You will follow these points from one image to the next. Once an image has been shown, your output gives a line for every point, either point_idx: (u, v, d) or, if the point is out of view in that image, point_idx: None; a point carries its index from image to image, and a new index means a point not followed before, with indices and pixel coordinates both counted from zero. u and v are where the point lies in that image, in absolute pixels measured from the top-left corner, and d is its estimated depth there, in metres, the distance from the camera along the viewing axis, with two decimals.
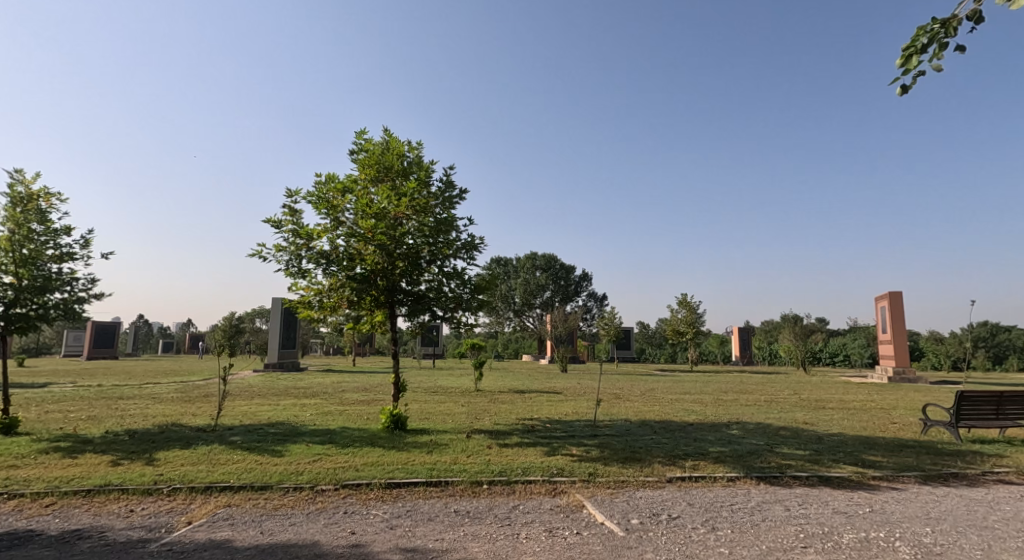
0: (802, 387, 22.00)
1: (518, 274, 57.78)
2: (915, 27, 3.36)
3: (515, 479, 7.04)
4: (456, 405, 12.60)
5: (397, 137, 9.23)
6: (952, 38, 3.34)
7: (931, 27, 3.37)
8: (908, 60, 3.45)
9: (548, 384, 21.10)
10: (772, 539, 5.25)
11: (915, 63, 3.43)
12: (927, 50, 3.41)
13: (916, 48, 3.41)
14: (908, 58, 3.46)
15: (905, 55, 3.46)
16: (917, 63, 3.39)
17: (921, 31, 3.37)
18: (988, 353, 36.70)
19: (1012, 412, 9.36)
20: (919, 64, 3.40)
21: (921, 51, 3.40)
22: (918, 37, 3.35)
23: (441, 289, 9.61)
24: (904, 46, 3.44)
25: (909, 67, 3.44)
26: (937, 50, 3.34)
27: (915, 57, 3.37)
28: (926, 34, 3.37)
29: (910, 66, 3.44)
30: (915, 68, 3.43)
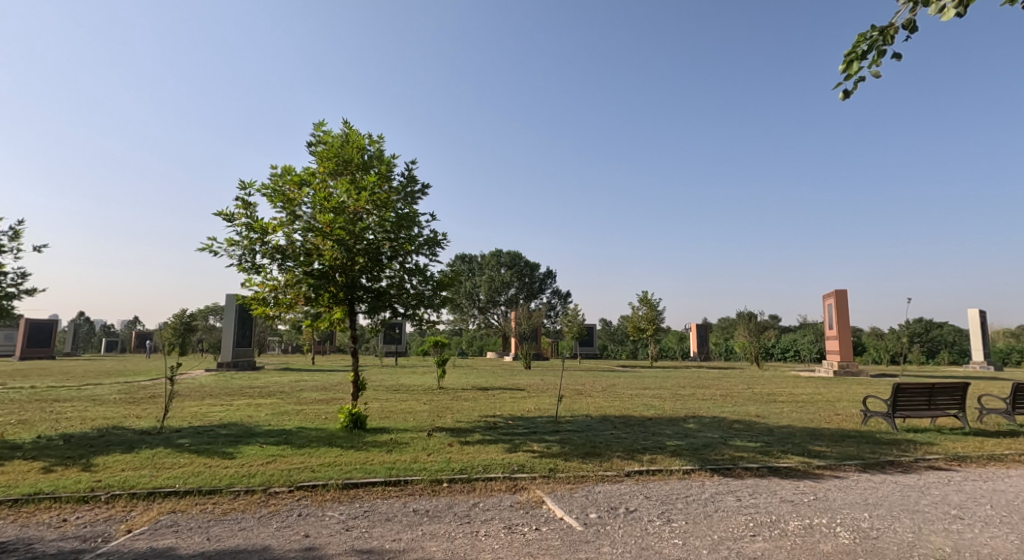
0: (756, 382, 22.72)
1: (482, 272, 57.90)
2: (856, 33, 3.50)
3: (475, 476, 7.03)
4: (418, 404, 12.48)
5: (357, 129, 9.07)
6: (891, 45, 3.50)
7: (871, 34, 3.53)
8: (850, 65, 3.61)
9: (512, 382, 21.14)
10: (723, 529, 5.42)
11: (855, 69, 3.59)
12: (867, 56, 3.57)
13: (856, 54, 3.57)
14: (849, 63, 3.61)
15: (847, 61, 3.61)
16: (857, 68, 3.55)
17: (861, 37, 3.53)
18: (922, 347, 38.69)
19: (943, 402, 9.91)
20: (859, 70, 3.56)
21: (861, 58, 3.56)
22: (859, 43, 3.50)
23: (403, 285, 9.51)
24: (846, 52, 3.58)
25: (850, 73, 3.60)
26: (876, 57, 3.51)
27: (855, 64, 3.52)
28: (867, 41, 3.52)
29: (851, 71, 3.60)
30: (856, 73, 3.59)
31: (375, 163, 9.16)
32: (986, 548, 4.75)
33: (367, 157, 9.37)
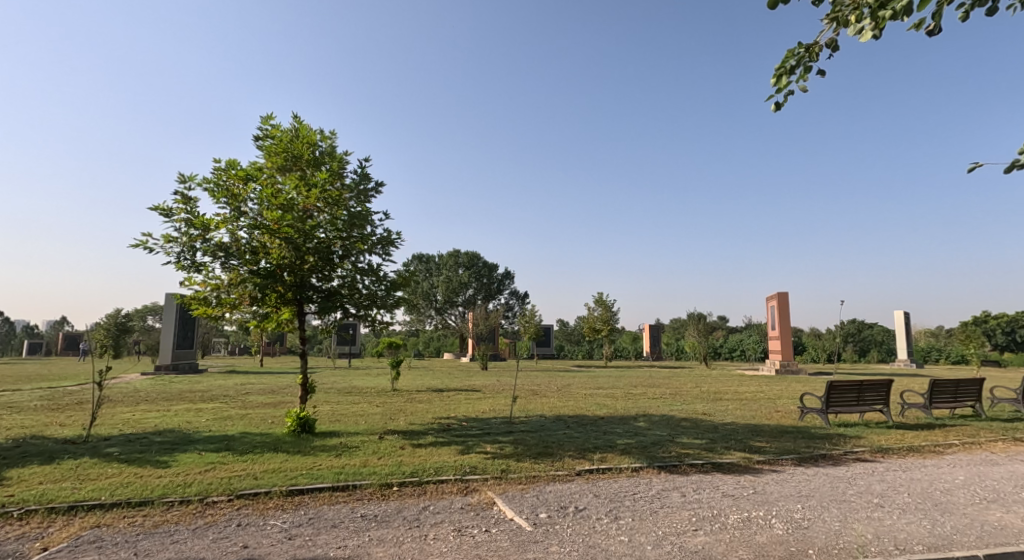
0: (703, 380, 23.56)
1: (440, 272, 57.40)
2: (786, 49, 3.74)
3: (426, 479, 6.98)
4: (370, 406, 12.28)
5: (308, 124, 8.81)
6: (817, 61, 3.76)
7: (797, 51, 3.80)
8: (779, 79, 3.80)
9: (467, 383, 21.01)
10: (668, 524, 5.57)
11: (784, 83, 3.80)
12: (794, 72, 3.83)
13: (785, 68, 3.79)
14: (778, 77, 3.81)
15: (777, 74, 3.79)
16: (786, 83, 3.76)
17: (790, 53, 3.78)
18: (855, 346, 41.00)
19: (871, 398, 10.49)
20: (788, 84, 3.78)
21: (790, 72, 3.80)
22: (788, 59, 3.72)
23: (356, 285, 9.31)
24: (777, 65, 3.77)
25: (780, 86, 3.80)
26: (803, 72, 3.77)
27: (785, 78, 3.73)
28: (795, 57, 3.79)
29: (780, 85, 3.82)
30: (785, 87, 3.81)
31: (326, 160, 8.94)
32: (902, 533, 5.06)
33: (318, 152, 9.13)
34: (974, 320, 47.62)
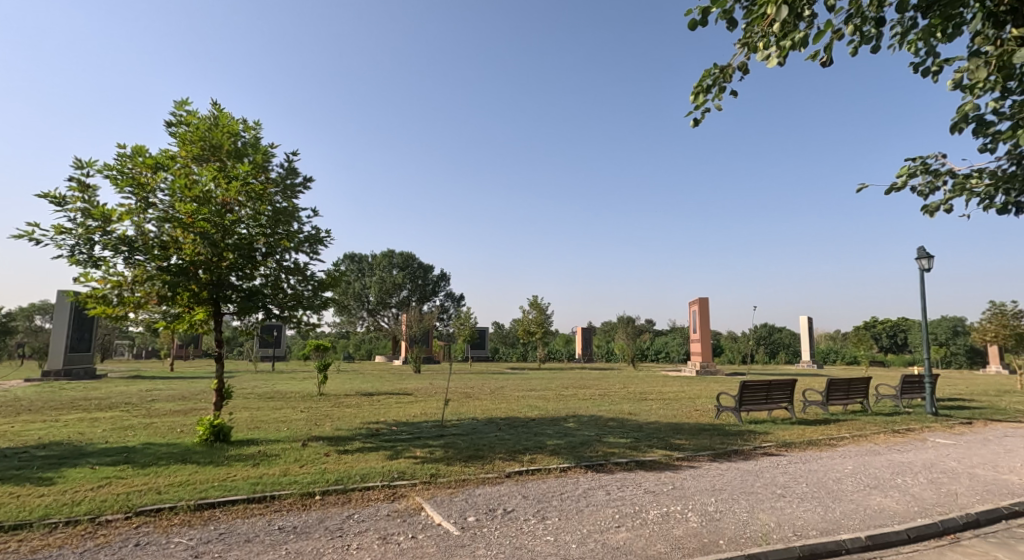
0: (630, 381, 24.54)
1: (372, 272, 56.05)
2: (703, 70, 4.26)
3: (351, 487, 6.84)
4: (294, 411, 11.86)
5: (228, 112, 8.39)
6: (728, 83, 4.29)
7: (714, 72, 4.31)
8: (698, 97, 4.37)
9: (399, 386, 20.67)
10: (592, 522, 5.76)
11: (702, 100, 4.37)
12: (710, 90, 4.36)
13: (703, 87, 4.34)
14: (698, 94, 4.38)
15: (695, 92, 4.37)
16: (704, 101, 4.35)
17: (707, 74, 4.29)
18: (766, 348, 43.78)
19: (778, 396, 11.26)
20: (705, 102, 4.36)
21: (706, 91, 4.35)
22: (705, 80, 4.27)
23: (280, 284, 8.96)
24: (695, 85, 4.34)
25: (699, 103, 4.39)
26: (717, 92, 4.31)
27: (701, 97, 4.31)
28: (711, 77, 4.30)
29: (698, 102, 4.39)
30: (702, 104, 4.38)
31: (249, 151, 8.58)
32: (799, 520, 5.49)
33: (240, 143, 8.74)
34: (865, 325, 52.15)
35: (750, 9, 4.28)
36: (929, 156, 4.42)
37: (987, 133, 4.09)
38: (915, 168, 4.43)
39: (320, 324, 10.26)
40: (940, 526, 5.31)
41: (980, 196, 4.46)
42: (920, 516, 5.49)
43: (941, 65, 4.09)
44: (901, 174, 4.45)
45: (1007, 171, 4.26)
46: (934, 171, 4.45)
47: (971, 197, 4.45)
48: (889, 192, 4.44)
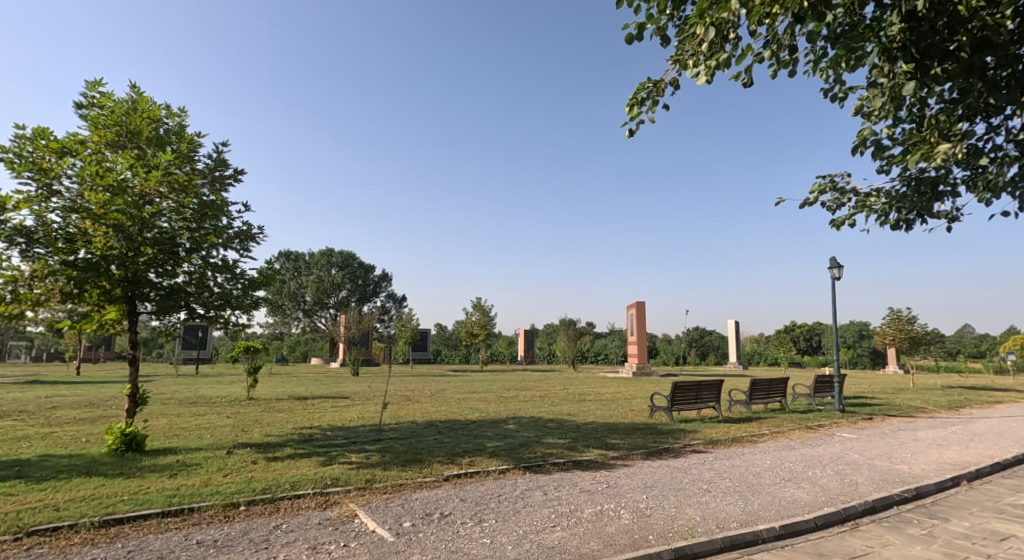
0: (569, 382, 24.98)
1: (309, 271, 54.31)
2: (637, 84, 4.43)
3: (280, 495, 6.61)
4: (220, 417, 11.33)
5: (149, 97, 7.91)
6: (661, 96, 4.48)
7: (648, 85, 4.48)
8: (632, 109, 4.55)
9: (335, 390, 20.12)
10: (529, 523, 5.82)
11: (636, 112, 4.55)
12: (644, 103, 4.54)
13: (637, 100, 4.50)
14: (632, 106, 4.55)
15: (630, 104, 4.54)
16: (638, 113, 4.53)
17: (641, 87, 4.45)
18: (697, 350, 45.60)
19: (708, 396, 11.78)
20: (639, 114, 4.54)
21: (640, 104, 4.52)
22: (639, 93, 4.44)
23: (205, 282, 8.55)
24: (630, 97, 4.52)
25: (633, 115, 4.56)
26: (650, 105, 4.49)
27: (636, 110, 4.48)
28: (645, 91, 4.47)
29: (633, 114, 4.56)
30: (637, 116, 4.56)
31: (172, 139, 8.13)
32: (722, 513, 5.76)
33: (163, 129, 8.26)
34: (786, 328, 55.31)
35: (680, 27, 4.48)
36: (836, 175, 4.75)
37: (882, 157, 4.46)
38: (825, 186, 4.76)
39: (249, 324, 9.87)
40: (843, 513, 5.72)
41: (877, 213, 4.91)
42: (828, 505, 5.89)
43: (846, 92, 4.42)
44: (813, 191, 4.75)
45: (899, 192, 4.69)
46: (840, 189, 4.82)
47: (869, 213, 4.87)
48: (802, 207, 4.74)
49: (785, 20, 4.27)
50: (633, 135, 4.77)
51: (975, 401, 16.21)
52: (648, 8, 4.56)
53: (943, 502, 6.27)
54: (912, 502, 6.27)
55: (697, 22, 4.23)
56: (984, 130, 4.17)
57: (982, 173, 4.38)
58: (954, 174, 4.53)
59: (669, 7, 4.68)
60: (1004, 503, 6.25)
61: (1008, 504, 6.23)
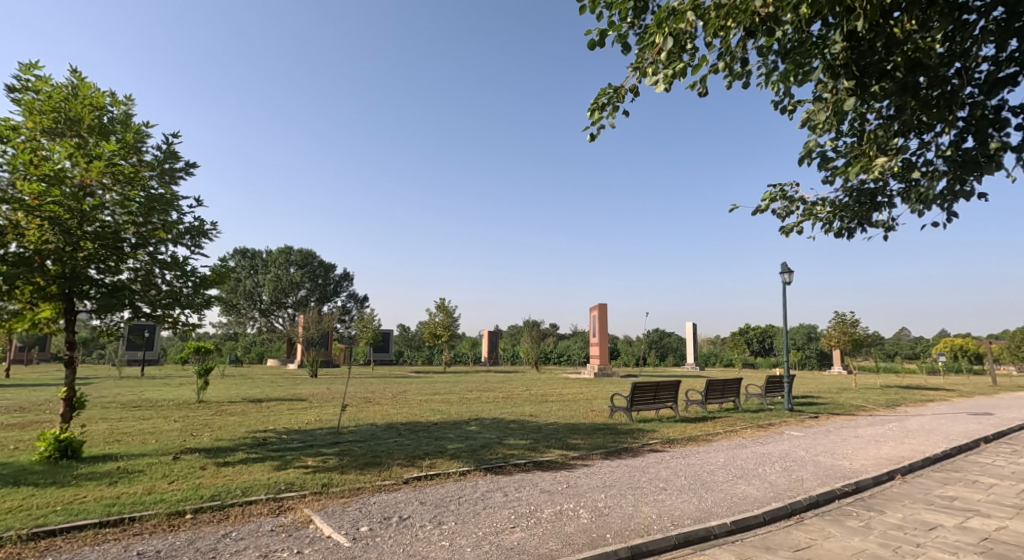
0: (532, 383, 25.01)
1: (266, 270, 52.83)
2: (598, 90, 4.68)
3: (230, 502, 6.37)
4: (167, 421, 10.85)
5: (91, 83, 7.50)
6: (621, 103, 4.69)
7: (609, 91, 4.73)
8: (593, 114, 4.78)
9: (292, 392, 19.59)
10: (488, 524, 5.76)
11: (597, 117, 4.78)
12: (605, 109, 4.79)
13: (598, 105, 4.76)
14: (593, 112, 4.79)
15: (591, 109, 4.78)
16: (598, 117, 4.76)
17: (602, 93, 4.71)
18: (657, 351, 46.40)
19: (666, 396, 11.98)
20: (600, 118, 4.76)
21: (601, 109, 4.76)
22: (600, 99, 4.69)
23: (152, 280, 8.19)
24: (591, 103, 4.75)
25: (594, 119, 4.79)
26: (610, 110, 4.74)
27: (596, 114, 4.71)
28: (605, 96, 4.72)
29: (594, 118, 4.79)
30: (598, 121, 4.78)
31: (117, 128, 7.72)
32: (677, 510, 5.85)
33: (107, 118, 7.85)
34: (741, 330, 56.88)
35: (641, 36, 4.60)
36: (786, 184, 5.15)
37: (827, 168, 4.78)
38: (776, 194, 5.16)
39: (201, 324, 9.50)
40: (790, 508, 5.88)
41: (822, 221, 5.17)
42: (776, 500, 6.05)
43: (795, 105, 4.83)
44: (764, 200, 5.12)
45: (842, 202, 4.94)
46: (790, 198, 5.18)
47: (815, 221, 5.15)
48: (753, 214, 5.07)
49: (738, 34, 4.44)
50: (595, 138, 5.02)
51: (912, 400, 17.02)
52: (611, 16, 4.67)
53: (880, 495, 6.53)
54: (853, 496, 6.50)
55: (656, 32, 4.35)
56: (918, 146, 4.38)
57: (915, 187, 4.60)
58: (891, 186, 4.77)
59: (631, 16, 4.75)
60: (935, 495, 6.56)
61: (938, 495, 6.54)
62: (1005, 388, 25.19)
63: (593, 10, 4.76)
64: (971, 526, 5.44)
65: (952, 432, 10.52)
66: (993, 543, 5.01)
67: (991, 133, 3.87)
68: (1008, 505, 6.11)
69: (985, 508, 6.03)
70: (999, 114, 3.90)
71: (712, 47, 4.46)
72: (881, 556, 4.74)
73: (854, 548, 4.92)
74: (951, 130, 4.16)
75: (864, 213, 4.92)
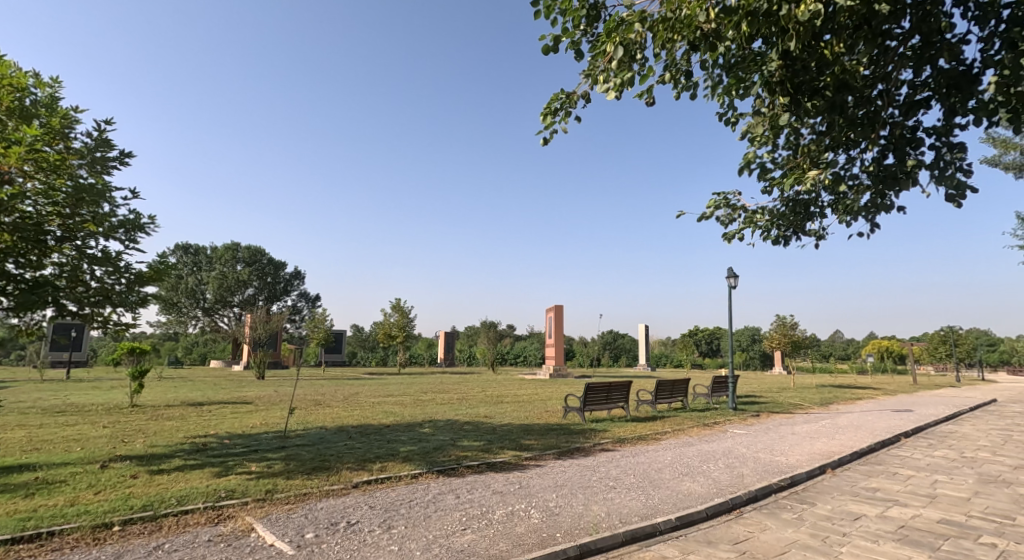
0: (488, 384, 24.90)
1: (211, 267, 50.75)
2: (551, 95, 4.72)
3: (164, 512, 6.00)
4: (96, 427, 10.19)
5: (11, 62, 6.92)
6: (573, 109, 4.75)
7: (561, 96, 4.78)
8: (545, 118, 4.81)
9: (237, 394, 18.80)
10: (439, 527, 5.62)
11: (550, 122, 4.83)
12: (557, 113, 4.83)
13: (551, 110, 4.79)
14: (546, 116, 4.83)
15: (544, 114, 4.82)
16: (551, 122, 4.80)
17: (555, 98, 4.75)
18: (611, 352, 47.12)
19: (619, 396, 12.11)
20: (552, 123, 4.80)
21: (554, 114, 4.80)
22: (553, 104, 4.74)
23: (79, 276, 7.62)
24: (544, 107, 4.79)
25: (547, 124, 4.84)
26: (563, 116, 4.79)
27: (548, 119, 4.75)
28: (558, 102, 4.77)
29: (547, 123, 4.84)
30: (550, 125, 4.83)
31: (40, 113, 7.13)
32: (626, 508, 5.87)
33: (29, 101, 7.28)
34: (691, 331, 58.47)
35: (593, 43, 4.60)
36: (727, 193, 5.35)
37: (765, 178, 4.98)
38: (719, 203, 5.41)
39: (135, 324, 8.97)
40: (730, 503, 5.99)
41: (761, 229, 5.37)
42: (718, 496, 6.16)
43: (738, 118, 4.95)
44: (709, 207, 5.42)
45: (779, 210, 5.14)
46: (732, 206, 5.43)
47: (755, 229, 5.35)
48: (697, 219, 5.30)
49: (683, 47, 4.52)
50: (549, 142, 5.07)
51: (844, 398, 17.87)
52: (565, 23, 4.64)
53: (811, 488, 6.76)
54: (788, 490, 6.70)
55: (606, 41, 4.39)
56: (846, 161, 4.55)
57: (843, 198, 4.82)
58: (822, 198, 4.95)
59: (584, 24, 4.73)
60: (859, 487, 6.83)
61: (862, 487, 6.83)
62: (928, 387, 26.86)
63: (547, 16, 4.71)
64: (891, 515, 5.68)
65: (877, 428, 11.06)
66: (909, 530, 5.24)
67: (907, 151, 4.05)
68: (922, 494, 6.44)
69: (904, 498, 6.32)
70: (915, 134, 4.07)
71: (659, 58, 4.52)
72: (810, 547, 4.87)
73: (786, 539, 5.04)
74: (874, 147, 4.33)
75: (798, 223, 5.10)
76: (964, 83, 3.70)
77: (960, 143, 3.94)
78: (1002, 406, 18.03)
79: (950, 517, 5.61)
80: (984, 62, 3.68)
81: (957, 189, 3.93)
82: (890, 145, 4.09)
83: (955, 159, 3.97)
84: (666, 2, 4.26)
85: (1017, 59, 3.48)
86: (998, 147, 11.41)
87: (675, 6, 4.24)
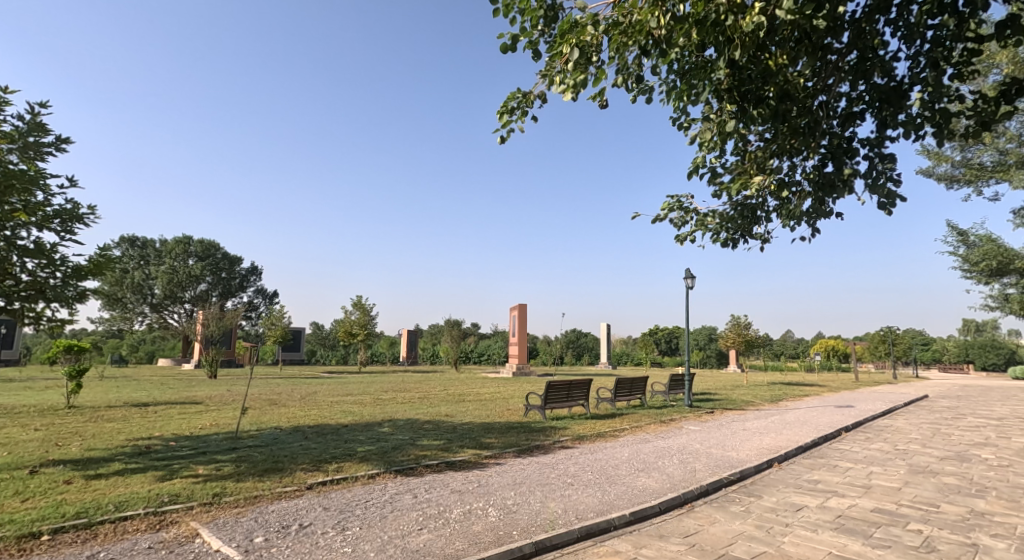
0: (451, 383, 24.74)
1: (161, 261, 48.66)
2: (507, 94, 4.71)
3: (100, 519, 5.68)
4: (27, 430, 9.58)
5: None
6: (529, 109, 4.76)
7: (518, 96, 4.76)
8: (502, 118, 4.80)
9: (187, 394, 18.06)
10: (395, 528, 5.51)
11: (506, 121, 4.83)
12: (514, 112, 4.84)
13: (508, 109, 4.78)
14: (502, 115, 4.82)
15: (501, 113, 4.80)
16: (507, 121, 4.80)
17: (511, 97, 4.74)
18: (573, 350, 47.45)
19: (578, 394, 12.18)
20: (509, 122, 4.80)
21: (510, 113, 4.81)
22: (509, 104, 4.73)
23: (8, 268, 7.13)
24: (501, 106, 4.77)
25: (503, 123, 4.84)
26: (519, 115, 4.79)
27: (505, 118, 4.75)
28: (514, 101, 4.75)
29: (503, 122, 4.83)
30: (507, 124, 4.82)
31: None
32: (582, 504, 5.89)
33: None
34: (651, 331, 59.51)
35: (550, 44, 4.58)
36: (680, 197, 5.47)
37: (715, 182, 5.10)
38: (673, 206, 5.55)
39: (71, 321, 8.44)
40: (682, 498, 6.08)
41: (712, 231, 5.50)
42: (672, 491, 6.24)
43: (690, 122, 5.04)
44: (663, 209, 5.56)
45: (728, 214, 5.28)
46: (685, 208, 5.56)
47: (705, 231, 5.48)
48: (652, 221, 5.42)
49: (636, 52, 4.56)
50: (505, 141, 5.07)
51: (793, 395, 18.51)
52: (523, 22, 4.61)
53: (759, 482, 6.93)
54: (737, 484, 6.86)
55: (561, 43, 4.39)
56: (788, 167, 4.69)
57: (786, 204, 4.97)
58: (768, 203, 5.08)
59: (541, 24, 4.71)
60: (803, 479, 7.05)
61: (806, 479, 7.04)
62: (872, 384, 28.08)
63: (506, 14, 4.66)
64: (830, 505, 5.88)
65: (821, 423, 11.48)
66: (845, 519, 5.43)
67: (844, 161, 4.18)
68: (860, 485, 6.70)
69: (843, 489, 6.56)
70: (850, 144, 4.21)
71: (613, 62, 4.54)
72: (756, 538, 4.98)
73: (734, 531, 5.14)
74: (814, 155, 4.46)
75: (746, 226, 5.24)
76: (895, 98, 3.84)
77: (891, 155, 4.08)
78: (936, 402, 19.02)
79: (883, 506, 5.84)
80: (912, 79, 3.82)
81: (887, 198, 4.09)
82: (828, 155, 4.22)
83: (885, 169, 4.12)
84: (619, 6, 4.28)
85: (940, 77, 3.63)
86: (933, 159, 11.94)
87: (627, 10, 4.26)
